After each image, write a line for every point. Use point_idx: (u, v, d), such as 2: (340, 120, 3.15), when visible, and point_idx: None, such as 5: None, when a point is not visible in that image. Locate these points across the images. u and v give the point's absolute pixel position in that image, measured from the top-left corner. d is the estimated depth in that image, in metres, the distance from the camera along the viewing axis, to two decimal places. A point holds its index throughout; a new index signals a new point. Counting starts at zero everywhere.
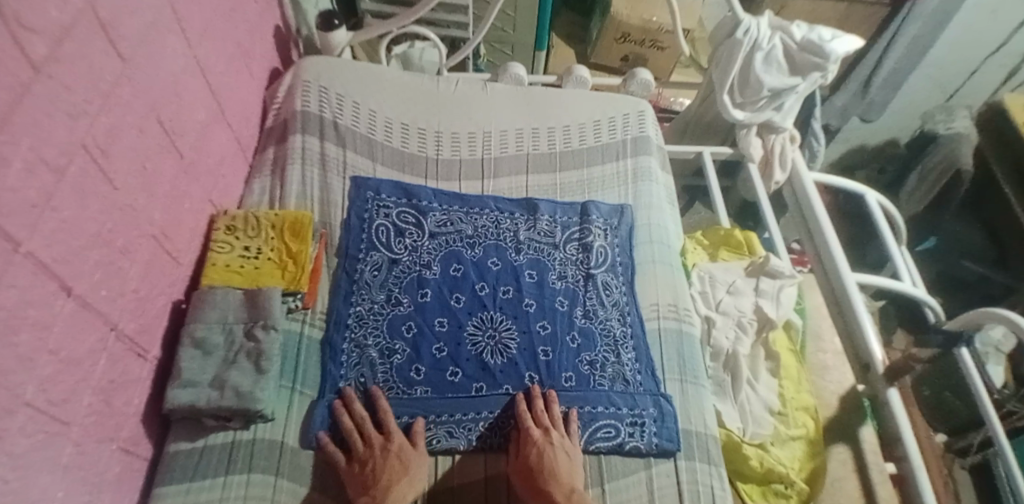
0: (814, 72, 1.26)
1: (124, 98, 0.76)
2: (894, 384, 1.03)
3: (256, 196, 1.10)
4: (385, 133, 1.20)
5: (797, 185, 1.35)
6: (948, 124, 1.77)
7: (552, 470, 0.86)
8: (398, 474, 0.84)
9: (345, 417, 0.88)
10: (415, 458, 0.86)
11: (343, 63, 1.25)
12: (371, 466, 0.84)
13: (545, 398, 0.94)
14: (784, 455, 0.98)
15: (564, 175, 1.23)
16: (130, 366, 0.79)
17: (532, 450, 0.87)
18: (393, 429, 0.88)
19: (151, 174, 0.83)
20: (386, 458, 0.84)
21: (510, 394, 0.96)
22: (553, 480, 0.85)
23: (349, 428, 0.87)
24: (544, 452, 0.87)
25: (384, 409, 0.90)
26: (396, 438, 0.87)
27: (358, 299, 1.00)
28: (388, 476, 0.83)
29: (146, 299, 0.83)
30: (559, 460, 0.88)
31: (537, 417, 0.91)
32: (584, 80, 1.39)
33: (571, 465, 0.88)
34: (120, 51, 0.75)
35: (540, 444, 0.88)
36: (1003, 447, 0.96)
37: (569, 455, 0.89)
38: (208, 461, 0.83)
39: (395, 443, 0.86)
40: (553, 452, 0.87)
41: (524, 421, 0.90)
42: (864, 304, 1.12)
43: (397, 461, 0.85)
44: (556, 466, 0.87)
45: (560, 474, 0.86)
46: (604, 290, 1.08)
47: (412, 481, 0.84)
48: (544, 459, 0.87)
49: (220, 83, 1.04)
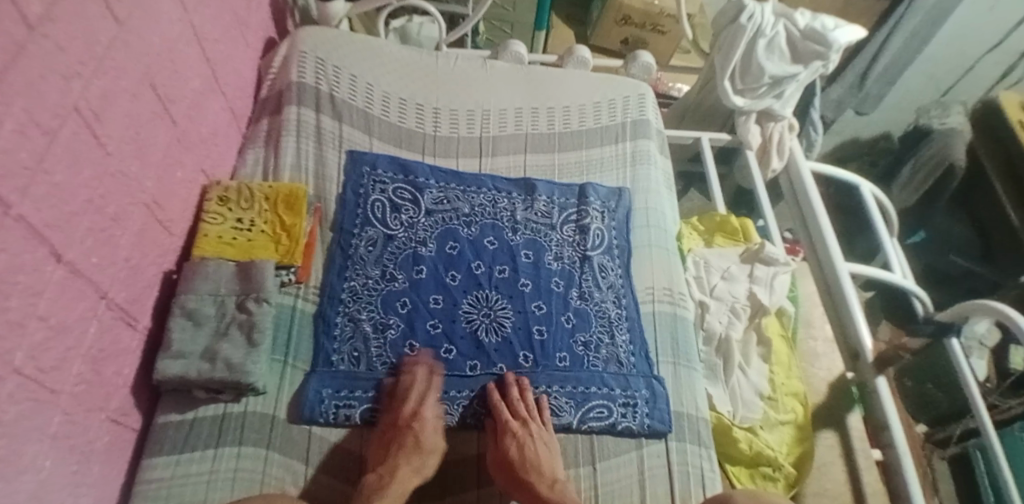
0: (815, 61, 1.26)
1: (119, 61, 0.74)
2: (883, 373, 1.05)
3: (249, 167, 1.08)
4: (382, 107, 1.18)
5: (793, 174, 1.35)
6: (942, 119, 1.77)
7: (533, 461, 0.86)
8: (409, 453, 0.83)
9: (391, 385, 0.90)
10: (429, 439, 0.86)
11: (340, 35, 1.22)
12: (389, 440, 0.86)
13: (517, 385, 0.93)
14: (773, 439, 0.99)
15: (563, 155, 1.22)
16: (120, 335, 0.78)
17: (511, 444, 0.87)
18: (427, 404, 0.88)
19: (144, 141, 0.81)
20: (402, 433, 0.85)
21: (493, 376, 0.95)
22: (534, 471, 0.85)
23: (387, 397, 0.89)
24: (524, 446, 0.86)
25: (427, 385, 0.90)
26: (423, 414, 0.87)
27: (352, 274, 0.99)
28: (401, 457, 0.83)
29: (138, 268, 0.81)
30: (540, 451, 0.88)
31: (513, 408, 0.90)
32: (585, 62, 1.37)
33: (550, 455, 0.89)
34: (115, 13, 0.72)
35: (521, 437, 0.86)
36: (991, 437, 0.97)
37: (547, 445, 0.89)
38: (198, 433, 0.82)
39: (418, 421, 0.86)
40: (533, 443, 0.87)
41: (499, 412, 0.89)
42: (856, 292, 1.13)
43: (411, 439, 0.84)
44: (537, 456, 0.87)
45: (541, 465, 0.86)
46: (600, 272, 1.08)
47: (421, 464, 0.85)
48: (524, 451, 0.86)
49: (216, 53, 1.02)
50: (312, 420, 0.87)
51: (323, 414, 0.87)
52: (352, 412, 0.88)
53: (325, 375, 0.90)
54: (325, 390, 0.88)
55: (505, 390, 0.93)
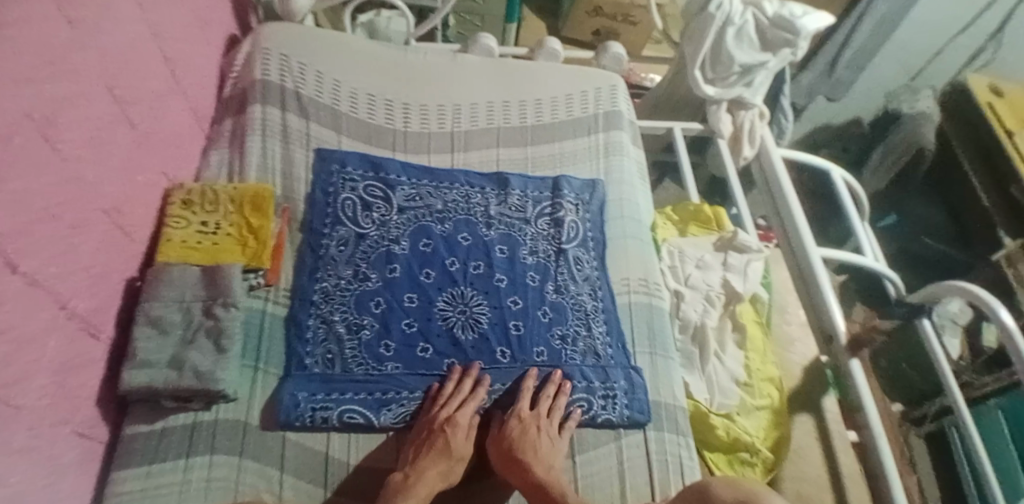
0: (784, 48, 1.27)
1: (73, 63, 0.71)
2: (856, 355, 1.06)
3: (213, 169, 1.05)
4: (351, 103, 1.16)
5: (765, 161, 1.36)
6: (911, 104, 1.83)
7: (532, 445, 0.85)
8: (436, 455, 0.83)
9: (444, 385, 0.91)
10: (459, 445, 0.86)
11: (306, 32, 1.19)
12: (422, 440, 0.85)
13: (557, 385, 0.94)
14: (750, 425, 1.00)
15: (536, 149, 1.22)
16: (83, 346, 0.75)
17: (515, 427, 0.89)
18: (467, 411, 0.89)
19: (101, 146, 0.78)
20: (434, 435, 0.85)
21: (543, 372, 0.96)
22: (533, 458, 0.84)
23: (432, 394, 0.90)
24: (527, 431, 0.87)
25: (476, 395, 0.91)
26: (457, 419, 0.87)
27: (323, 275, 0.97)
28: (429, 458, 0.83)
29: (99, 276, 0.79)
30: (541, 442, 0.87)
31: (536, 403, 0.92)
32: (556, 53, 1.36)
33: (551, 447, 0.88)
34: (67, 13, 0.69)
35: (527, 424, 0.88)
36: (963, 414, 0.99)
37: (551, 437, 0.89)
38: (168, 443, 0.80)
39: (454, 425, 0.86)
40: (537, 432, 0.87)
41: (519, 402, 0.92)
42: (829, 277, 1.14)
43: (442, 441, 0.85)
44: (537, 443, 0.86)
45: (539, 452, 0.85)
46: (575, 265, 1.07)
47: (449, 469, 0.84)
48: (525, 438, 0.86)
49: (176, 52, 0.98)
50: (286, 425, 0.85)
51: (297, 417, 0.85)
52: (330, 415, 0.86)
53: (300, 378, 0.88)
54: (300, 393, 0.86)
55: (541, 387, 0.94)
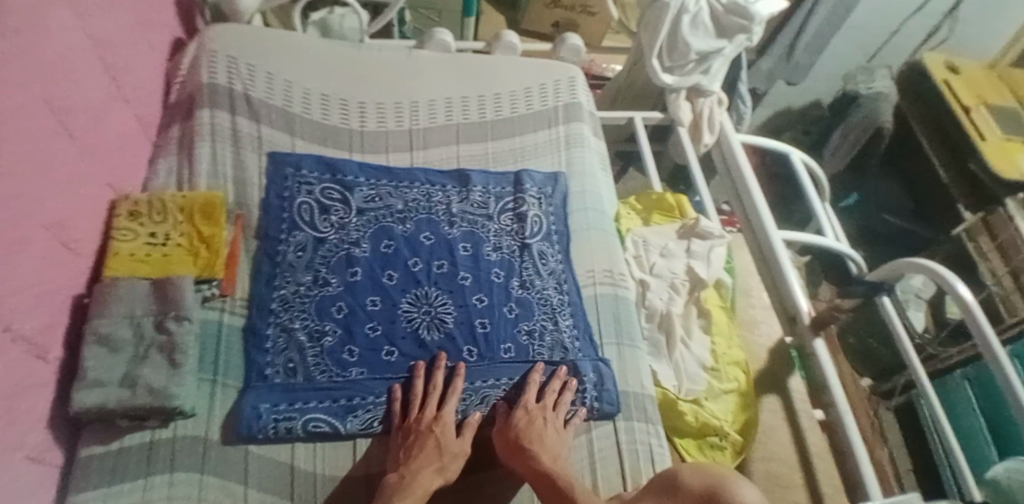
0: (740, 34, 1.28)
1: (7, 74, 0.68)
2: (820, 334, 1.08)
3: (161, 178, 1.01)
4: (303, 104, 1.13)
5: (725, 147, 1.38)
6: (869, 84, 1.84)
7: (539, 435, 0.86)
8: (430, 456, 0.82)
9: (421, 381, 0.90)
10: (452, 444, 0.86)
11: (254, 32, 1.16)
12: (411, 440, 0.85)
13: (563, 381, 0.95)
14: (718, 409, 1.01)
15: (496, 143, 1.21)
16: (31, 368, 0.72)
17: (522, 416, 0.88)
18: (447, 409, 0.89)
19: (40, 159, 0.74)
20: (425, 435, 0.84)
21: (548, 368, 0.97)
22: (540, 448, 0.84)
23: (416, 392, 0.89)
24: (533, 422, 0.87)
25: (456, 389, 0.90)
26: (441, 417, 0.87)
27: (281, 283, 0.95)
28: (422, 457, 0.82)
29: (45, 295, 0.75)
30: (546, 432, 0.88)
31: (542, 396, 0.92)
32: (513, 46, 1.35)
33: (555, 439, 0.88)
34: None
35: (533, 415, 0.88)
36: (925, 387, 1.01)
37: (556, 430, 0.89)
38: (125, 464, 0.77)
39: (439, 424, 0.86)
40: (543, 423, 0.88)
41: (525, 393, 0.91)
42: (790, 260, 1.16)
43: (433, 442, 0.84)
44: (543, 434, 0.87)
45: (546, 442, 0.86)
46: (540, 259, 1.07)
47: (443, 468, 0.83)
48: (531, 428, 0.86)
49: (117, 58, 0.94)
50: (248, 439, 0.83)
51: (260, 429, 0.83)
52: (294, 425, 0.84)
53: (261, 389, 0.86)
54: (262, 404, 0.84)
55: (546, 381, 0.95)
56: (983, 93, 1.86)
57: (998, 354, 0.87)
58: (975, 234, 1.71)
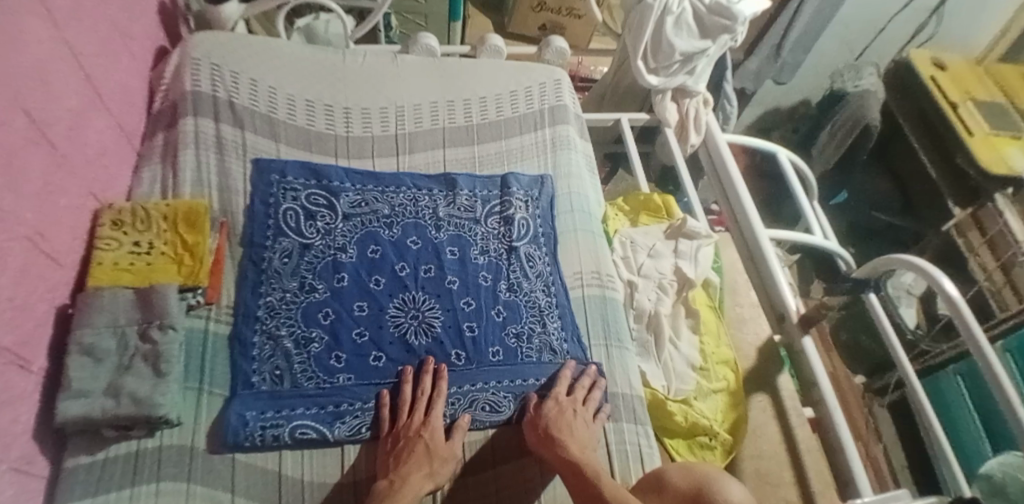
0: (723, 35, 1.29)
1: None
2: (808, 332, 1.09)
3: (145, 186, 1.01)
4: (288, 111, 1.13)
5: (711, 147, 1.39)
6: (855, 82, 1.85)
7: (568, 426, 0.88)
8: (418, 463, 0.82)
9: (408, 387, 0.90)
10: (443, 450, 0.86)
11: (236, 39, 1.16)
12: (398, 448, 0.84)
13: (593, 378, 0.96)
14: (707, 408, 1.01)
15: (483, 147, 1.21)
16: (12, 380, 0.71)
17: (553, 408, 0.90)
18: (436, 415, 0.88)
19: (18, 171, 0.74)
20: (411, 442, 0.84)
21: (580, 366, 0.99)
22: (569, 439, 0.86)
23: (405, 398, 0.89)
24: (563, 414, 0.89)
25: (441, 393, 0.90)
26: (430, 423, 0.87)
27: (267, 289, 0.95)
28: (411, 463, 0.82)
29: (25, 306, 0.74)
30: (576, 423, 0.89)
31: (573, 390, 0.94)
32: (499, 50, 1.35)
33: (586, 431, 0.89)
34: None
35: (562, 406, 0.90)
36: (913, 383, 1.01)
37: (586, 422, 0.91)
38: (110, 474, 0.77)
39: (429, 430, 0.86)
40: (573, 415, 0.89)
41: (556, 388, 0.93)
42: (777, 258, 1.17)
43: (422, 447, 0.84)
44: (573, 427, 0.88)
45: (575, 433, 0.88)
46: (527, 262, 1.07)
47: (435, 473, 0.83)
48: (561, 420, 0.88)
49: (97, 68, 0.94)
50: (234, 447, 0.82)
51: (244, 438, 0.82)
52: (281, 432, 0.84)
53: (246, 397, 0.85)
54: (248, 412, 0.84)
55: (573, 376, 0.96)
56: (968, 87, 1.88)
57: (984, 348, 0.87)
58: (965, 229, 1.75)
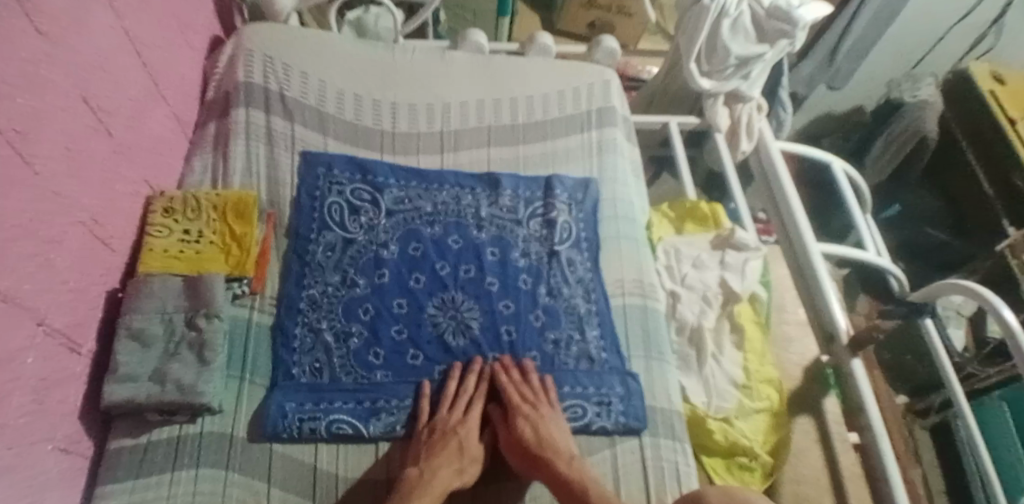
0: (781, 40, 1.23)
1: (46, 75, 0.69)
2: (858, 354, 1.04)
3: (197, 175, 1.03)
4: (337, 105, 1.14)
5: (763, 155, 1.34)
6: (913, 92, 1.78)
7: (549, 442, 0.85)
8: (448, 458, 0.82)
9: (453, 383, 0.91)
10: (471, 449, 0.86)
11: (289, 31, 1.17)
12: (432, 440, 0.85)
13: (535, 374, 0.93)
14: (748, 428, 0.98)
15: (527, 148, 1.19)
16: (63, 362, 0.73)
17: (526, 426, 0.87)
18: (473, 413, 0.90)
19: (78, 158, 0.75)
20: (446, 437, 0.85)
21: (516, 360, 0.96)
22: (553, 452, 0.84)
23: (448, 393, 0.90)
24: (538, 427, 0.86)
25: (481, 393, 0.91)
26: (467, 423, 0.88)
27: (310, 282, 0.95)
28: (442, 456, 0.82)
29: (79, 290, 0.76)
30: (549, 429, 0.87)
31: (522, 392, 0.90)
32: (548, 49, 1.33)
33: (564, 435, 0.88)
34: (39, 25, 0.68)
35: (533, 419, 0.87)
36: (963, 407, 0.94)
37: (559, 426, 0.88)
38: (153, 457, 0.78)
39: (464, 428, 0.87)
40: (545, 424, 0.87)
41: (507, 397, 0.90)
42: (829, 275, 1.12)
43: (456, 444, 0.85)
44: (553, 438, 0.86)
45: (557, 443, 0.86)
46: (568, 267, 1.05)
47: (461, 471, 0.83)
48: (539, 432, 0.86)
49: (155, 58, 0.96)
50: (272, 438, 0.83)
51: (282, 428, 0.83)
52: (318, 425, 0.84)
53: (287, 389, 0.86)
54: (288, 404, 0.85)
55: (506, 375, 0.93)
56: None
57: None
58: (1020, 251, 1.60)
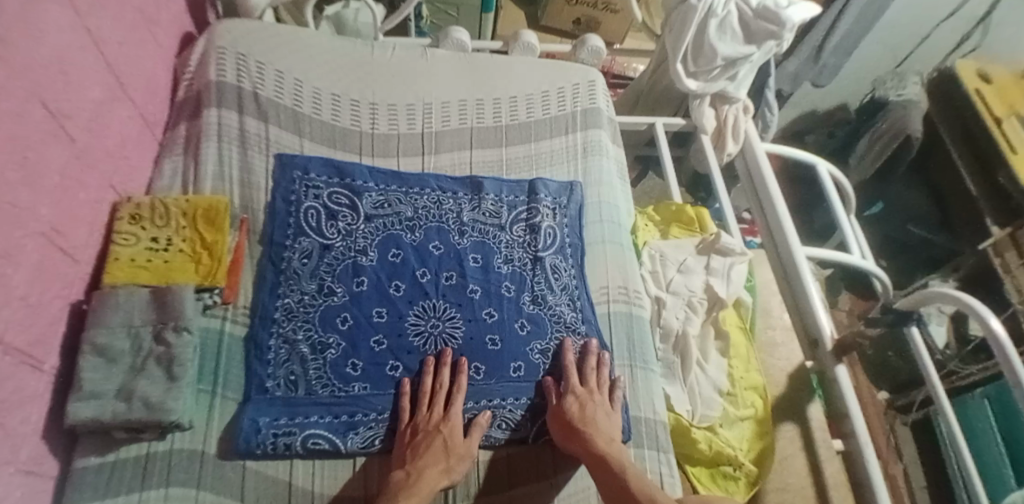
0: (769, 41, 1.21)
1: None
2: (843, 360, 1.03)
3: (166, 179, 0.99)
4: (313, 105, 1.10)
5: (749, 156, 1.33)
6: (898, 91, 1.77)
7: (592, 420, 0.86)
8: (437, 457, 0.81)
9: (428, 379, 0.89)
10: (459, 447, 0.84)
11: (263, 28, 1.12)
12: (415, 440, 0.83)
13: (599, 358, 0.96)
14: (733, 436, 0.97)
15: (511, 150, 1.17)
16: (23, 380, 0.69)
17: (574, 403, 0.88)
18: (455, 410, 0.87)
19: (36, 166, 0.71)
20: (430, 437, 0.83)
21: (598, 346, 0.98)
22: (593, 429, 0.85)
23: (424, 390, 0.88)
24: (585, 405, 0.88)
25: (459, 387, 0.89)
26: (452, 419, 0.86)
27: (285, 291, 0.92)
28: (428, 456, 0.81)
29: (39, 304, 0.72)
30: (599, 413, 0.88)
31: (584, 376, 0.93)
32: (532, 47, 1.29)
33: (610, 421, 0.89)
34: None
35: (582, 397, 0.89)
36: (943, 404, 0.92)
37: (609, 413, 0.90)
38: (120, 477, 0.75)
39: (449, 426, 0.85)
40: (594, 406, 0.88)
41: (569, 376, 0.92)
42: (813, 277, 1.12)
43: (441, 443, 0.83)
44: (596, 418, 0.87)
45: (599, 424, 0.87)
46: (553, 273, 1.03)
47: (452, 469, 0.82)
48: (584, 410, 0.87)
49: (120, 56, 0.91)
50: (244, 455, 0.80)
51: (255, 444, 0.80)
52: (293, 441, 0.82)
53: (261, 403, 0.83)
54: (262, 419, 0.82)
55: (584, 360, 0.95)
56: (1012, 102, 1.78)
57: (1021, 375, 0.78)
58: (1003, 249, 1.66)
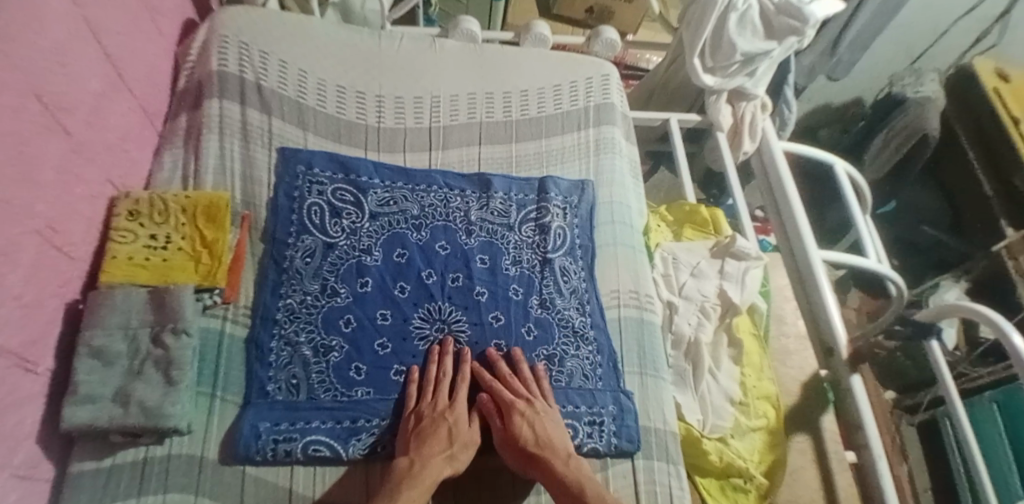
0: (790, 37, 1.17)
1: None
2: (858, 370, 1.00)
3: (166, 172, 0.96)
4: (319, 97, 1.07)
5: (766, 155, 1.29)
6: (917, 88, 1.69)
7: (546, 441, 0.82)
8: (439, 446, 0.79)
9: (433, 367, 0.88)
10: (463, 434, 0.82)
11: (268, 17, 1.09)
12: (420, 428, 0.81)
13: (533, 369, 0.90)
14: (743, 447, 0.95)
15: (521, 146, 1.13)
16: (19, 382, 0.67)
17: (522, 423, 0.83)
18: (461, 399, 0.86)
19: (33, 161, 0.69)
20: (436, 424, 0.81)
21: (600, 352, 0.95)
22: (551, 452, 0.81)
23: (428, 379, 0.86)
24: (534, 424, 0.83)
25: (464, 378, 0.88)
26: (457, 408, 0.84)
27: (287, 292, 0.90)
28: (432, 444, 0.79)
29: (35, 305, 0.70)
30: (549, 428, 0.84)
31: (517, 387, 0.87)
32: (544, 39, 1.25)
33: (560, 432, 0.85)
34: None
35: (529, 415, 0.84)
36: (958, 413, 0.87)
37: (557, 423, 0.85)
38: (117, 482, 0.73)
39: (454, 413, 0.83)
40: (544, 424, 0.84)
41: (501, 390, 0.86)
42: (829, 284, 1.08)
43: (445, 431, 0.81)
44: (549, 434, 0.83)
45: (554, 441, 0.83)
46: (562, 276, 1.00)
47: (454, 457, 0.80)
48: (536, 430, 0.83)
49: (120, 45, 0.88)
50: (245, 460, 0.78)
51: (256, 450, 0.78)
52: (294, 447, 0.80)
53: (261, 408, 0.81)
54: (262, 424, 0.80)
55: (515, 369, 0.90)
56: None
57: None
58: (1016, 251, 1.60)
